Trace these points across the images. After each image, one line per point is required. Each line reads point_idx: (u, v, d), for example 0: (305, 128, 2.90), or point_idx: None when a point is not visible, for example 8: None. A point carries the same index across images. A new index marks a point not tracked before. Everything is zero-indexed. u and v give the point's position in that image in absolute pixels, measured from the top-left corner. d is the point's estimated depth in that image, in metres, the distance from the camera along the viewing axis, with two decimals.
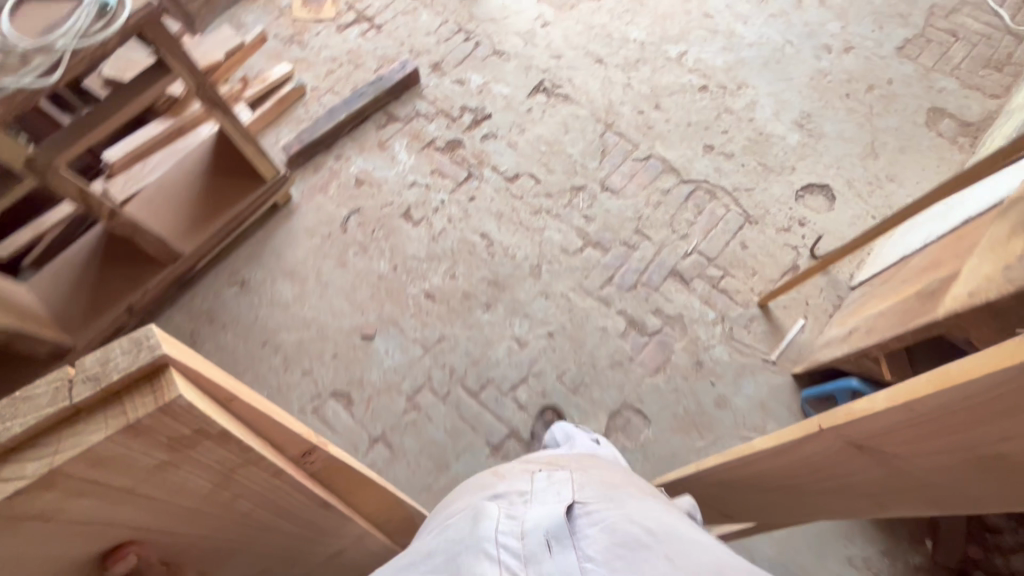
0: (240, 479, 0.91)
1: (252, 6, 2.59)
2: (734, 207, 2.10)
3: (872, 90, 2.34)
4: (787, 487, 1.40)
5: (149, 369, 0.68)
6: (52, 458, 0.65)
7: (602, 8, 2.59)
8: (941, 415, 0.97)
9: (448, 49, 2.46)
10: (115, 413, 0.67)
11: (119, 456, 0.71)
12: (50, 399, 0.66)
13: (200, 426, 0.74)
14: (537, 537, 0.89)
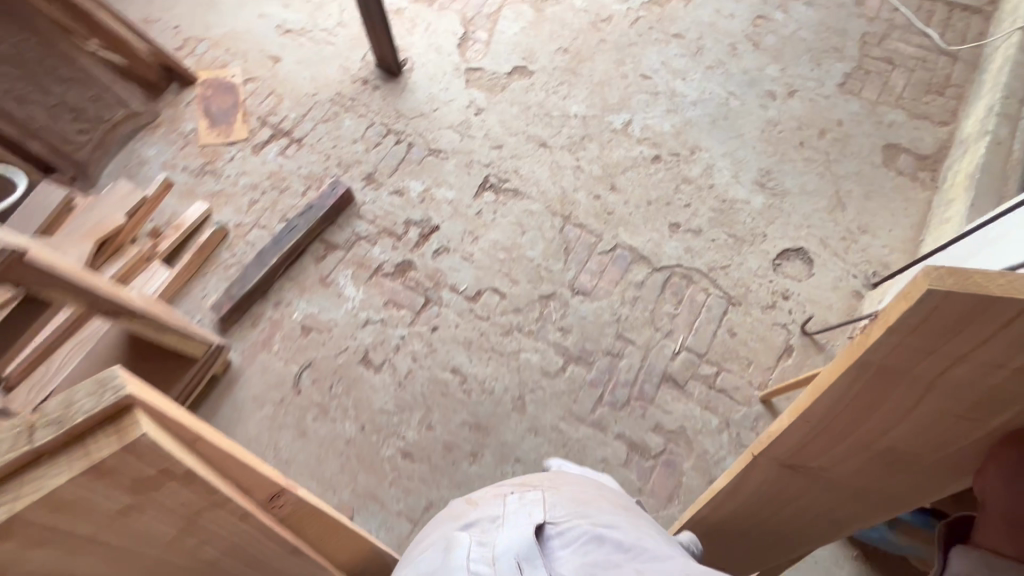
0: (203, 523, 0.98)
1: (153, 138, 2.33)
2: (715, 289, 1.97)
3: (824, 134, 2.27)
4: (762, 510, 1.36)
5: (111, 414, 0.80)
6: (24, 493, 0.75)
7: (535, 84, 2.44)
8: (834, 419, 0.99)
9: (379, 156, 2.26)
10: (79, 453, 0.78)
11: (77, 501, 0.80)
12: (19, 446, 0.76)
13: (162, 467, 0.84)
14: (510, 561, 1.00)
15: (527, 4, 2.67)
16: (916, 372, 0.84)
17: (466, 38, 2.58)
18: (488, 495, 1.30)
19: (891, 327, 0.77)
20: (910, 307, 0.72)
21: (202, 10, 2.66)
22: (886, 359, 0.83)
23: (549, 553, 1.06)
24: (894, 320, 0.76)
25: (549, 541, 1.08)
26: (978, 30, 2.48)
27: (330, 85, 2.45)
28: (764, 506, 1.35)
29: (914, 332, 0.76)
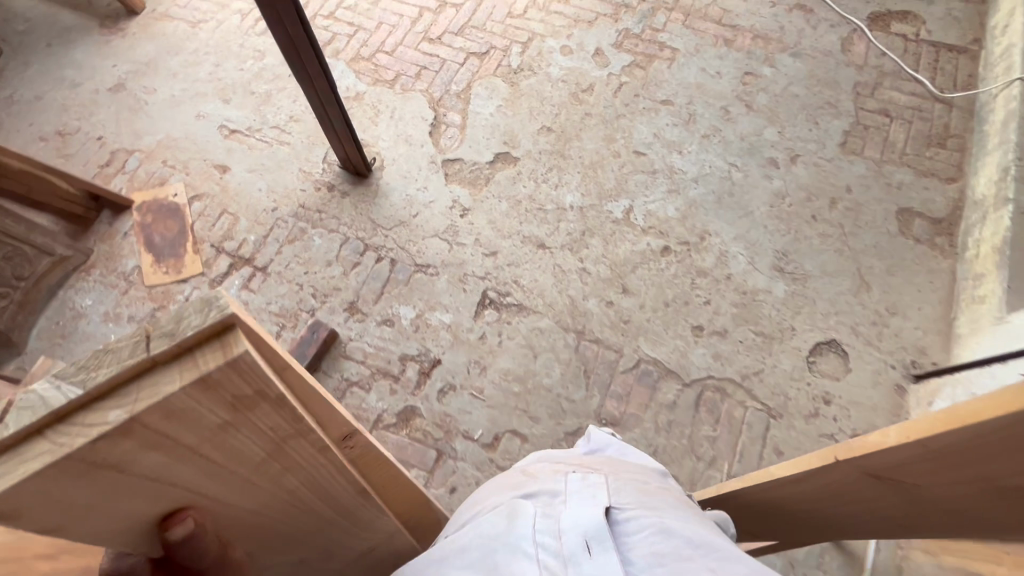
0: (291, 450, 0.76)
1: (88, 284, 1.99)
2: (752, 401, 1.81)
3: (835, 204, 2.14)
4: (810, 514, 1.18)
5: (221, 327, 0.56)
6: (131, 406, 0.56)
7: (522, 172, 2.21)
8: (962, 452, 0.76)
9: (360, 279, 2.00)
10: (184, 366, 0.57)
11: (182, 415, 0.59)
12: (123, 353, 0.56)
13: (263, 388, 0.62)
14: (577, 538, 0.83)
15: (500, 78, 2.44)
16: None
17: (437, 123, 2.33)
18: (546, 469, 1.12)
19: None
20: None
21: (129, 117, 2.34)
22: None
23: (620, 538, 0.85)
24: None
25: (622, 525, 0.87)
26: (967, 71, 2.39)
27: (291, 196, 2.16)
28: (813, 510, 1.16)
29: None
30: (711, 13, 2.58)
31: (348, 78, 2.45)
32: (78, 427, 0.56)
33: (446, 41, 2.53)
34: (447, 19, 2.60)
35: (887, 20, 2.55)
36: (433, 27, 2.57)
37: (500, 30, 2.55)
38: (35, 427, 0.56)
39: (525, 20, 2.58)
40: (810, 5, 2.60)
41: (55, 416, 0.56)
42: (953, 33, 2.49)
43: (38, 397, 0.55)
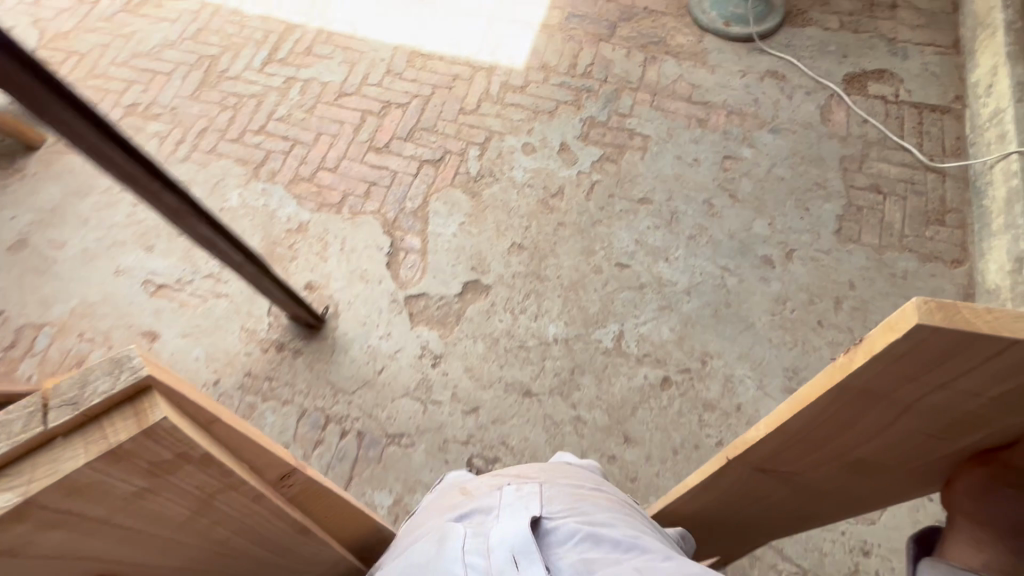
0: (226, 510, 0.68)
1: None
2: (785, 564, 1.63)
3: (840, 305, 1.96)
4: (715, 512, 1.23)
5: (138, 385, 0.52)
6: (28, 486, 0.49)
7: (496, 303, 1.97)
8: (809, 436, 0.84)
9: (325, 462, 1.73)
10: (94, 436, 0.50)
11: (91, 490, 0.52)
12: (13, 424, 0.50)
13: (188, 447, 0.56)
14: (505, 555, 0.85)
15: (459, 189, 2.20)
16: (906, 391, 0.69)
17: (395, 251, 2.08)
18: (484, 484, 1.11)
19: (875, 354, 0.62)
20: (898, 339, 0.59)
21: (34, 281, 2.01)
22: (871, 381, 0.68)
23: (550, 547, 0.91)
24: (881, 350, 0.61)
25: (550, 533, 0.93)
26: (954, 132, 2.25)
27: (234, 362, 1.87)
28: (719, 508, 1.22)
29: (903, 358, 0.62)
30: (678, 90, 2.38)
31: (288, 205, 2.17)
32: None
33: (395, 149, 2.29)
34: (393, 121, 2.35)
35: (862, 81, 2.40)
36: (380, 134, 2.32)
37: (453, 131, 2.32)
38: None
39: (480, 116, 2.34)
40: (781, 71, 2.43)
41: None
42: (933, 90, 2.35)
43: None
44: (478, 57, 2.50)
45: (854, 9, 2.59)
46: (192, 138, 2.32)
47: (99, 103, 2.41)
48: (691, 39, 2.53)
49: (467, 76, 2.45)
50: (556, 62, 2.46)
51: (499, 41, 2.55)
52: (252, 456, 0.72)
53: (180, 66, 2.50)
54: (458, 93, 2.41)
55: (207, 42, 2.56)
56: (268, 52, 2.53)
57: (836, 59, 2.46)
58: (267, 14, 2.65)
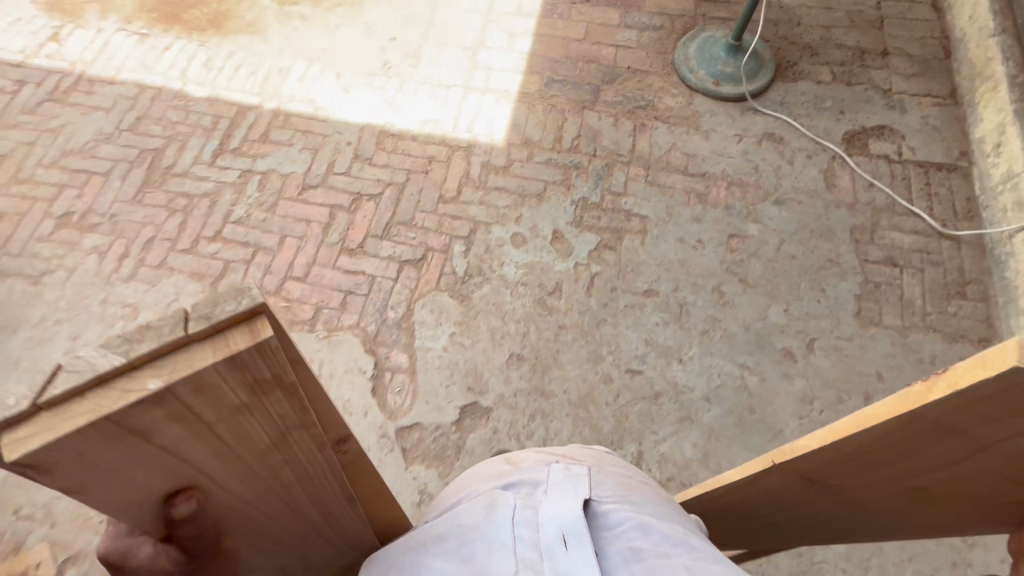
0: (295, 445, 0.67)
1: None
2: None
3: (871, 401, 1.81)
4: (744, 518, 1.20)
5: (253, 311, 0.52)
6: (168, 377, 0.49)
7: (499, 429, 1.76)
8: (870, 456, 0.81)
9: None
10: (219, 345, 0.51)
11: (209, 392, 0.53)
12: (163, 328, 0.50)
13: (283, 371, 0.56)
14: (555, 532, 0.79)
15: (446, 292, 1.98)
16: (983, 432, 0.68)
17: (380, 372, 1.85)
18: (531, 458, 1.06)
19: (960, 390, 0.63)
20: (989, 376, 0.60)
21: None
22: (944, 415, 0.68)
23: (601, 531, 0.85)
24: (967, 384, 0.62)
25: (606, 517, 0.87)
26: (963, 193, 2.14)
27: None
28: (749, 509, 1.17)
29: (986, 397, 0.63)
30: (673, 162, 2.22)
31: None
32: (114, 399, 0.49)
33: (370, 250, 2.06)
34: (366, 217, 2.12)
35: (863, 139, 2.27)
36: (352, 233, 2.09)
37: (433, 223, 2.10)
38: (71, 394, 0.48)
39: (462, 204, 2.13)
40: (778, 132, 2.29)
41: (97, 383, 0.49)
42: (936, 147, 2.23)
43: (84, 363, 0.48)
44: (454, 135, 2.29)
45: (845, 59, 2.47)
46: (137, 250, 2.04)
47: (26, 215, 2.11)
48: (679, 101, 2.37)
49: (444, 157, 2.23)
50: (539, 136, 2.27)
51: (475, 114, 2.34)
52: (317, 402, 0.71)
53: (119, 164, 2.22)
54: (436, 178, 2.19)
55: (147, 133, 2.28)
56: (219, 141, 2.27)
57: (833, 116, 2.33)
58: (213, 95, 2.38)
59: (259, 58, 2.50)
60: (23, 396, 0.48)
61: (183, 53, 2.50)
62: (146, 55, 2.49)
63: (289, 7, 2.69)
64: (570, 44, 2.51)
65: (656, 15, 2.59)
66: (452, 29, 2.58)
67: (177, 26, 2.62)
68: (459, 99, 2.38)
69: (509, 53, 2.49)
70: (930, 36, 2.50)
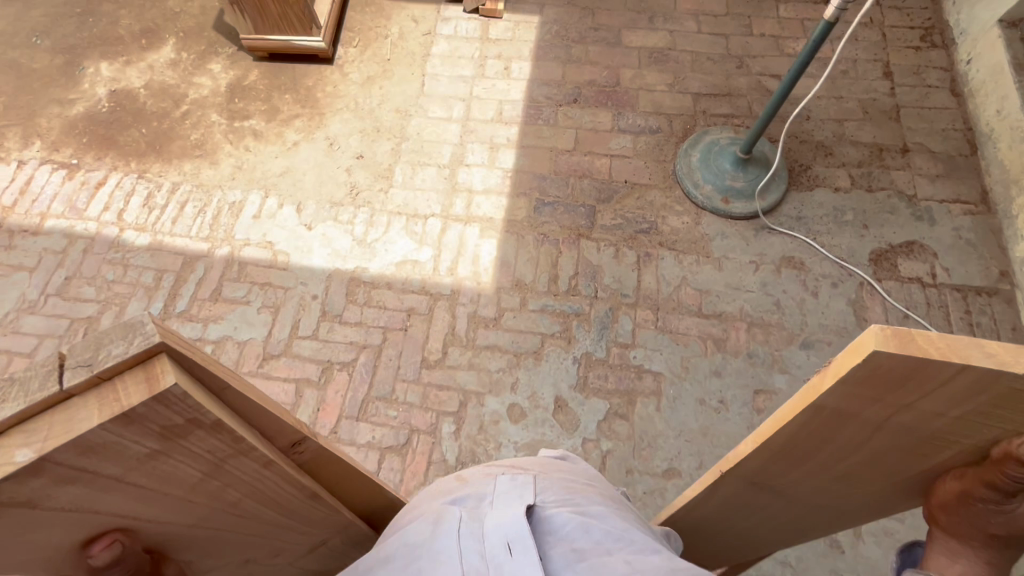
0: (235, 474, 0.61)
1: None
2: None
3: None
4: (730, 535, 1.15)
5: (149, 352, 0.47)
6: (42, 443, 0.44)
7: None
8: (792, 450, 0.79)
9: None
10: (106, 399, 0.46)
11: (99, 449, 0.47)
12: (31, 384, 0.45)
13: (199, 415, 0.51)
14: (500, 539, 0.73)
15: None
16: (871, 410, 0.66)
17: None
18: (482, 470, 1.02)
19: (840, 377, 0.61)
20: (858, 362, 0.59)
21: None
22: (840, 403, 0.66)
23: (545, 536, 0.79)
24: (845, 371, 0.61)
25: (550, 519, 0.81)
26: (1009, 321, 1.92)
27: None
28: (718, 527, 1.13)
29: (868, 379, 0.61)
30: (684, 301, 1.96)
31: None
32: None
33: (346, 437, 1.78)
34: (338, 393, 1.84)
35: (891, 258, 2.04)
36: (322, 416, 1.80)
37: (418, 396, 1.83)
38: None
39: (449, 369, 1.86)
40: (797, 256, 2.04)
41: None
42: (974, 267, 2.01)
43: None
44: (435, 278, 2.01)
45: (863, 159, 2.24)
46: None
47: None
48: (685, 221, 2.12)
49: (424, 309, 1.95)
50: (531, 277, 2.00)
51: (457, 250, 2.06)
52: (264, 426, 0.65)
53: (45, 341, 1.91)
54: (417, 335, 1.92)
55: (78, 297, 1.97)
56: (163, 304, 1.97)
57: (856, 232, 2.09)
58: (154, 243, 2.08)
59: (208, 190, 2.21)
60: None
61: (119, 189, 2.20)
62: (77, 194, 2.19)
63: (240, 122, 2.39)
64: (559, 156, 2.25)
65: (652, 116, 2.33)
66: (425, 142, 2.30)
67: (112, 153, 2.31)
68: (438, 233, 2.09)
69: (491, 170, 2.22)
70: (952, 127, 2.27)
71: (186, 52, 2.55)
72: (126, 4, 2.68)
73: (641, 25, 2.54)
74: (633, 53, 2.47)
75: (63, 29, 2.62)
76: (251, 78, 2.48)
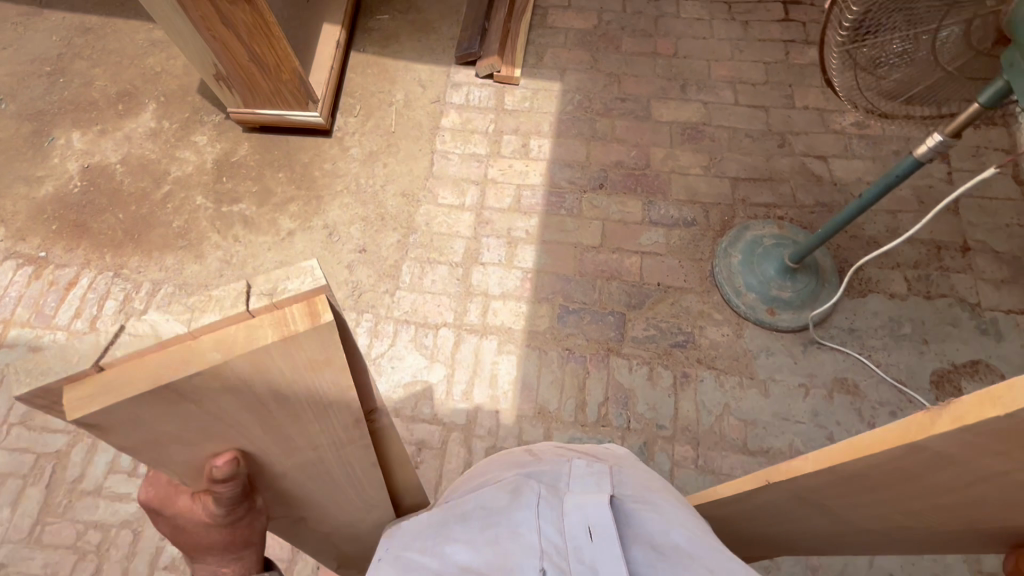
0: (335, 419, 0.81)
1: None
2: None
3: None
4: (751, 540, 1.18)
5: (314, 292, 0.65)
6: (228, 348, 0.61)
7: None
8: (862, 481, 0.77)
9: None
10: (281, 322, 0.63)
11: (263, 366, 0.64)
12: (226, 302, 0.62)
13: (334, 354, 0.69)
14: (579, 527, 0.77)
15: None
16: (987, 461, 0.64)
17: None
18: (552, 448, 1.07)
19: (964, 425, 0.59)
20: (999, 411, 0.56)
21: None
22: (947, 447, 0.63)
23: (625, 528, 0.82)
24: (973, 422, 0.58)
25: (629, 514, 0.84)
26: None
27: None
28: (746, 534, 1.16)
29: (993, 433, 0.58)
30: (727, 433, 1.76)
31: None
32: (179, 362, 0.59)
33: None
34: None
35: (955, 380, 1.84)
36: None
37: None
38: (134, 355, 0.59)
39: None
40: (850, 377, 1.84)
41: (157, 348, 0.60)
42: None
43: (149, 326, 0.60)
44: (449, 405, 1.80)
45: (919, 259, 2.02)
46: None
47: None
48: (725, 333, 1.91)
49: (436, 443, 1.75)
50: (556, 403, 1.80)
51: (473, 370, 1.85)
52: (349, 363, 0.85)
53: (6, 481, 1.69)
54: (429, 476, 1.71)
55: (46, 426, 1.76)
56: None
57: (915, 347, 1.89)
58: None
59: (192, 291, 1.98)
60: (90, 354, 0.58)
61: (92, 291, 1.98)
62: (45, 297, 1.97)
63: (228, 206, 2.14)
64: (584, 254, 2.02)
65: (687, 206, 2.11)
66: (435, 235, 2.06)
67: (84, 243, 2.07)
68: (451, 349, 1.88)
69: (509, 270, 2.00)
70: (1018, 221, 2.06)
71: (168, 120, 2.30)
72: (101, 62, 2.42)
73: (672, 95, 2.30)
74: (664, 128, 2.24)
75: (31, 91, 2.36)
76: (240, 153, 2.23)
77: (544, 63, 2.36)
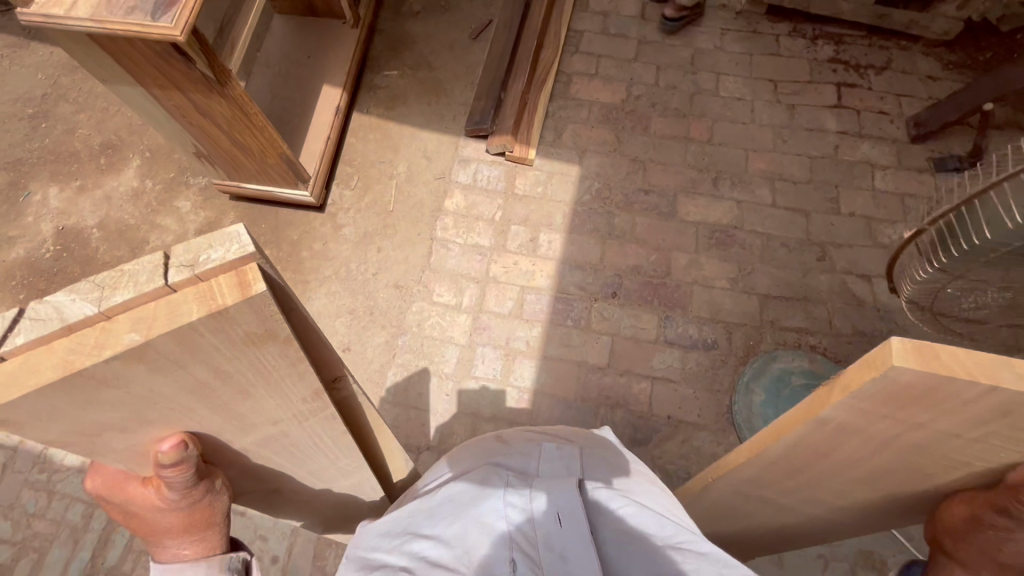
0: (289, 393, 0.76)
1: None
2: None
3: None
4: (721, 529, 1.23)
5: (241, 262, 0.58)
6: (147, 326, 0.55)
7: None
8: (793, 460, 0.80)
9: None
10: (206, 294, 0.56)
11: (193, 345, 0.58)
12: (141, 277, 0.56)
13: (275, 327, 0.62)
14: (550, 517, 0.77)
15: None
16: (879, 426, 0.67)
17: None
18: (521, 436, 1.04)
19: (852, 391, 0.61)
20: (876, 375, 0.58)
21: None
22: (848, 417, 0.66)
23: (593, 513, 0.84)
24: (858, 388, 0.60)
25: (597, 501, 0.85)
26: None
27: None
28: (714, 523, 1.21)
29: (882, 399, 0.61)
30: None
31: None
32: (93, 344, 0.55)
33: None
34: None
35: None
36: None
37: None
38: (41, 341, 0.55)
39: None
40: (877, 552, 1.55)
41: (65, 332, 0.55)
42: None
43: (54, 309, 0.55)
44: None
45: None
46: None
47: None
48: None
49: None
50: None
51: None
52: (310, 347, 0.80)
53: None
54: None
55: None
56: (90, 553, 1.62)
57: None
58: (85, 461, 1.72)
59: None
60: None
61: None
62: None
63: None
64: (588, 375, 1.82)
65: (707, 323, 1.89)
66: (424, 340, 1.88)
67: None
68: None
69: (503, 388, 1.81)
70: None
71: (151, 180, 2.13)
72: (86, 106, 2.25)
73: (702, 190, 2.06)
74: (690, 229, 2.01)
75: (9, 136, 2.20)
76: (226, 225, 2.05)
77: (562, 141, 2.14)
